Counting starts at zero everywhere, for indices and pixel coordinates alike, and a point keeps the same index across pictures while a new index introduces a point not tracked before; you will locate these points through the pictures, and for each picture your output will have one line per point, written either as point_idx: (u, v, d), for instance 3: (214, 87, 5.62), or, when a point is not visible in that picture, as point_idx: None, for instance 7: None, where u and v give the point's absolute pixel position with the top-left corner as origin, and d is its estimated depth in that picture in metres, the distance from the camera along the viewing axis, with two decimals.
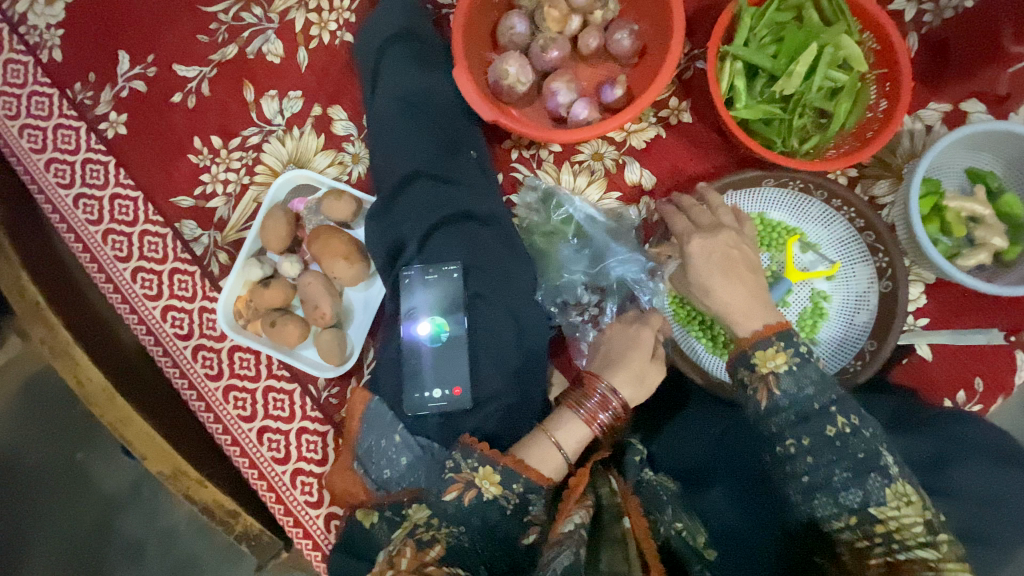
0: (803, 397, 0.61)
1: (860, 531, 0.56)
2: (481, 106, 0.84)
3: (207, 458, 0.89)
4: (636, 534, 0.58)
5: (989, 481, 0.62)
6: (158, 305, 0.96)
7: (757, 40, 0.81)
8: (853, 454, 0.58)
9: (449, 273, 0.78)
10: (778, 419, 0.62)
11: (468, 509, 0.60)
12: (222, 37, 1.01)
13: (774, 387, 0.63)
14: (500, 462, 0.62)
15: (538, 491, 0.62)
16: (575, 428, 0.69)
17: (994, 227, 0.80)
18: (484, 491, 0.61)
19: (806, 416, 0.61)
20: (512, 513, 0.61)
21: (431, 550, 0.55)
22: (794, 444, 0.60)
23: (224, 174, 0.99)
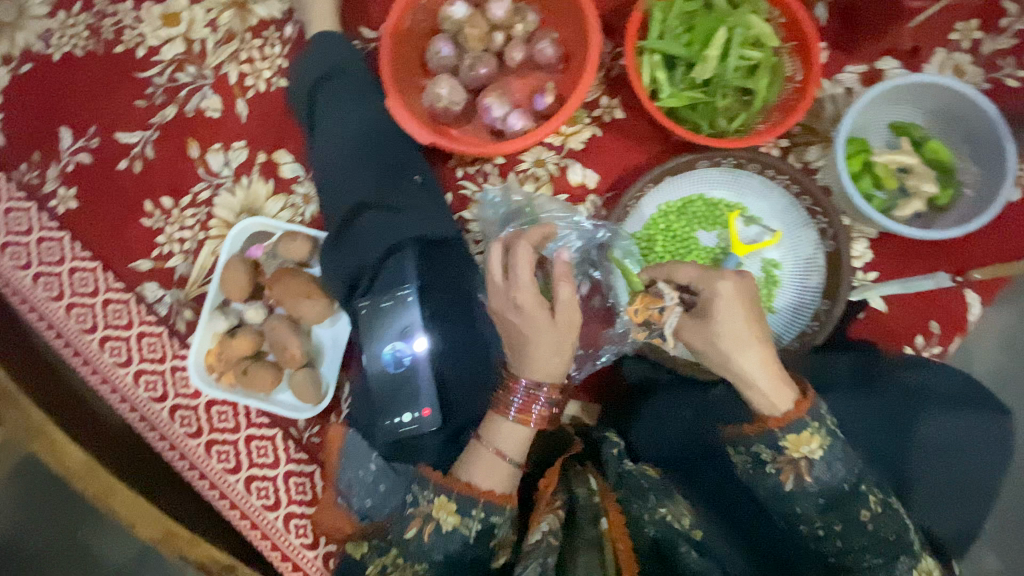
0: (835, 480, 0.59)
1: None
2: (418, 131, 0.86)
3: (198, 517, 0.88)
4: (612, 535, 0.65)
5: (948, 432, 0.67)
6: (130, 371, 0.97)
7: (671, 31, 0.84)
8: (886, 538, 0.58)
9: (404, 297, 0.80)
10: (802, 504, 0.60)
11: (429, 544, 0.64)
12: (160, 100, 1.02)
13: (804, 474, 0.60)
14: (454, 490, 0.66)
15: (500, 512, 0.66)
16: (514, 430, 0.71)
17: (925, 175, 0.83)
18: (442, 522, 0.64)
19: (834, 502, 0.60)
20: (475, 540, 0.64)
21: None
22: (823, 529, 0.60)
23: (179, 233, 1.00)
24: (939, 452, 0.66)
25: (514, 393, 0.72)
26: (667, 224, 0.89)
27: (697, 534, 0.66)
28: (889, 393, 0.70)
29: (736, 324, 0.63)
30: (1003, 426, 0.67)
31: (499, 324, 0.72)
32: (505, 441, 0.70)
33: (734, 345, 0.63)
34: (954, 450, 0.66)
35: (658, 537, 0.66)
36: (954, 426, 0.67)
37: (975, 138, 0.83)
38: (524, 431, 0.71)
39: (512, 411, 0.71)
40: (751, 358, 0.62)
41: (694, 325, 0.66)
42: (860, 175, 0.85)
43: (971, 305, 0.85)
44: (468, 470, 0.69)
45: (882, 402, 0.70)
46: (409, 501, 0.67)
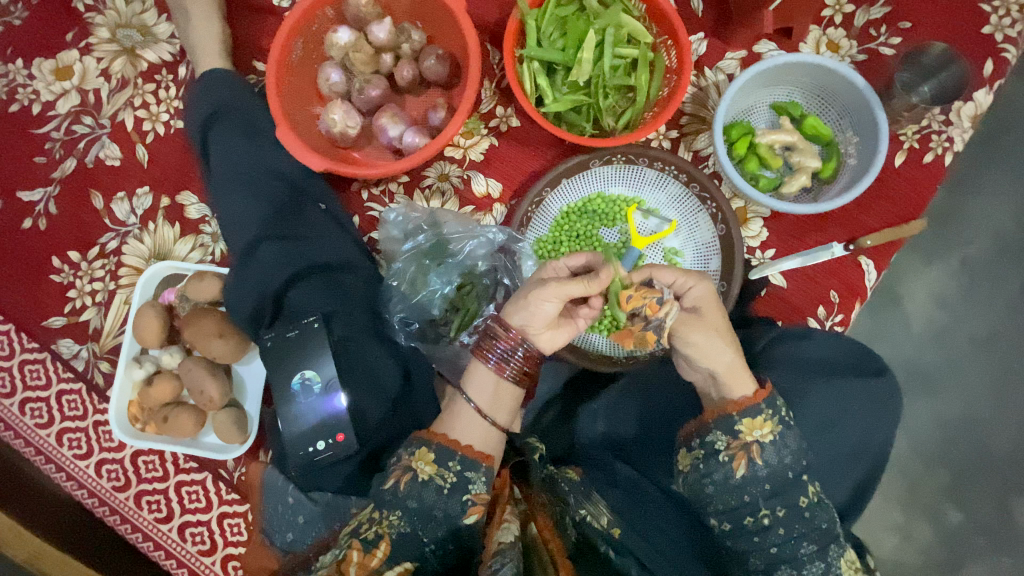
0: (781, 466, 0.63)
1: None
2: (311, 159, 0.86)
3: (132, 571, 0.87)
4: (545, 535, 0.64)
5: (830, 402, 0.67)
6: (51, 431, 0.95)
7: (547, 38, 0.86)
8: (819, 525, 0.62)
9: (309, 325, 0.77)
10: (754, 489, 0.62)
11: (404, 493, 0.60)
12: (58, 153, 1.01)
13: (754, 456, 0.63)
14: (434, 441, 0.63)
15: (476, 467, 0.62)
16: (490, 382, 0.68)
17: (806, 150, 0.86)
18: (419, 472, 0.61)
19: (779, 488, 0.62)
20: (450, 493, 0.60)
21: (379, 549, 0.58)
22: (768, 515, 0.62)
23: (90, 285, 0.99)
24: (831, 428, 0.66)
25: (492, 343, 0.68)
26: (570, 225, 0.91)
27: (614, 531, 0.68)
28: (782, 369, 0.70)
29: (721, 323, 0.67)
30: (892, 387, 0.68)
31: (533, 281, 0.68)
32: (480, 393, 0.67)
33: (720, 340, 0.67)
34: (848, 424, 0.66)
35: (577, 538, 0.68)
36: (845, 399, 0.67)
37: (850, 110, 0.86)
38: (497, 383, 0.68)
39: (488, 359, 0.68)
40: (726, 354, 0.66)
41: (692, 319, 0.67)
42: (745, 158, 0.87)
43: (868, 271, 0.87)
44: (447, 426, 0.66)
45: (775, 380, 0.68)
46: (392, 458, 0.64)
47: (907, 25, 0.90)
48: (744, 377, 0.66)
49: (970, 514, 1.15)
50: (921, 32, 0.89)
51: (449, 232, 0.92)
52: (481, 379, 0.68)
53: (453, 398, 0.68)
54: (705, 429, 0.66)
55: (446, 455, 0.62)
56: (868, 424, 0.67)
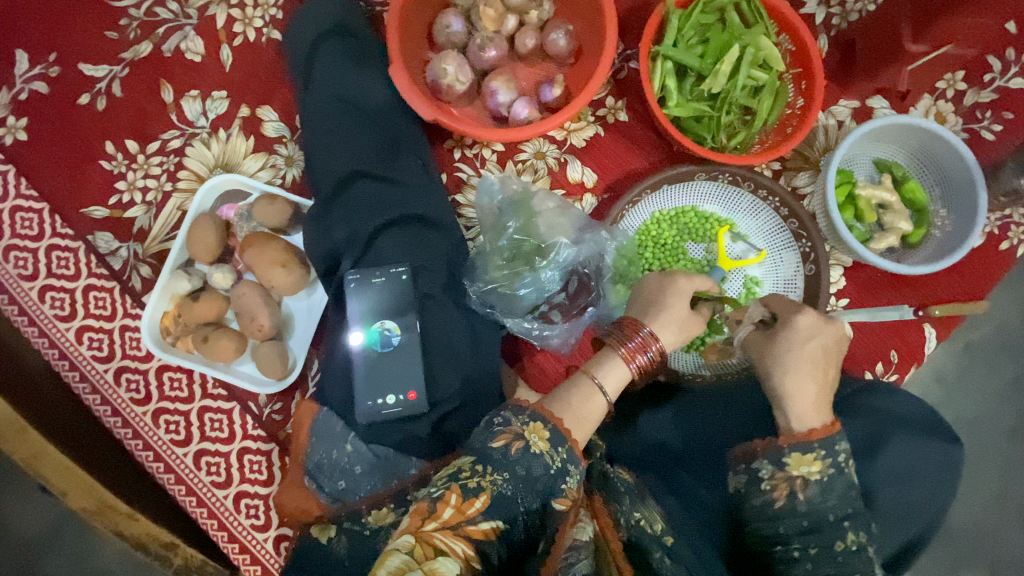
0: (823, 507, 0.61)
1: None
2: (420, 105, 0.82)
3: (137, 488, 0.82)
4: (606, 536, 0.61)
5: (911, 458, 0.69)
6: (72, 327, 0.88)
7: (685, 40, 0.85)
8: (850, 573, 0.58)
9: (397, 274, 0.76)
10: (786, 523, 0.62)
11: (514, 458, 0.57)
12: (134, 34, 0.94)
13: (797, 491, 0.62)
14: (551, 422, 0.61)
15: (576, 463, 0.60)
16: (618, 376, 0.70)
17: (901, 212, 0.88)
18: (531, 444, 0.58)
19: (818, 526, 0.61)
20: (554, 474, 0.58)
21: (477, 500, 0.54)
22: (799, 550, 0.60)
23: (142, 181, 0.92)
24: (903, 479, 0.68)
25: (632, 339, 0.71)
26: (658, 232, 0.90)
27: (668, 539, 0.64)
28: (861, 417, 0.72)
29: (799, 354, 0.68)
30: (959, 460, 0.70)
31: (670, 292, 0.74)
32: (609, 382, 0.69)
33: (793, 369, 0.67)
34: (918, 481, 0.68)
35: (631, 539, 0.63)
36: (919, 456, 0.69)
37: (948, 183, 0.88)
38: (624, 375, 0.70)
39: (625, 352, 0.70)
40: (805, 386, 0.66)
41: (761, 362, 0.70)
42: (843, 206, 0.89)
43: (930, 338, 0.90)
44: (569, 405, 0.65)
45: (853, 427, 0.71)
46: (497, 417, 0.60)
47: (1011, 116, 0.93)
48: (814, 408, 0.65)
49: None
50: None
51: (542, 209, 0.89)
52: (610, 373, 0.70)
53: (580, 377, 0.69)
54: (752, 455, 0.66)
55: (558, 440, 0.60)
56: (937, 489, 0.68)
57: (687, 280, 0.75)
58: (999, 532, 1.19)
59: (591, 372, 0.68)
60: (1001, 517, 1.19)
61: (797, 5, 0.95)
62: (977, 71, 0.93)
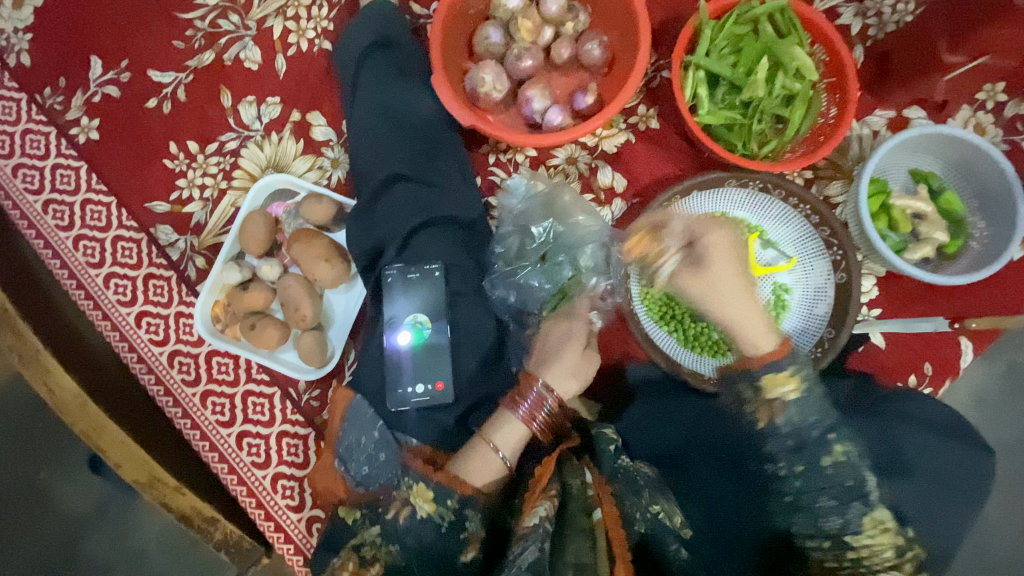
0: (805, 425, 0.61)
1: (832, 554, 0.59)
2: (458, 111, 0.86)
3: (184, 464, 0.88)
4: (606, 525, 0.62)
5: (939, 460, 0.69)
6: (133, 311, 0.96)
7: (717, 51, 0.87)
8: (842, 483, 0.59)
9: (430, 272, 0.80)
10: (775, 444, 0.62)
11: (403, 529, 0.64)
12: (198, 44, 1.02)
13: (775, 415, 0.62)
14: (433, 479, 0.66)
15: (473, 505, 0.66)
16: (516, 433, 0.72)
17: (936, 223, 0.88)
18: (417, 508, 0.65)
19: (802, 445, 0.61)
20: (447, 530, 0.64)
21: (371, 569, 0.62)
22: (785, 466, 0.61)
23: (201, 179, 0.99)
24: (937, 483, 0.67)
25: (524, 396, 0.74)
26: None
27: (687, 533, 0.67)
28: (887, 418, 0.72)
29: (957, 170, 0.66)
30: (989, 466, 0.70)
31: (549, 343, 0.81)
32: (505, 439, 0.72)
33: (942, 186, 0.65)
34: (951, 487, 0.67)
35: (647, 535, 0.66)
36: (947, 461, 0.69)
37: (986, 195, 0.87)
38: (523, 433, 0.73)
39: (523, 413, 0.73)
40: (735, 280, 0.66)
41: (692, 273, 0.67)
42: (876, 215, 0.89)
43: (966, 352, 0.88)
44: (465, 465, 0.70)
45: (879, 427, 0.71)
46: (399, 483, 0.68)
47: None
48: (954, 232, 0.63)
49: None
50: None
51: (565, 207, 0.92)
52: (507, 431, 0.73)
53: (476, 439, 0.72)
54: None
55: (444, 495, 0.65)
56: (969, 491, 0.67)
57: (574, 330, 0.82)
58: None
59: (484, 437, 0.71)
60: None
61: (832, 16, 0.96)
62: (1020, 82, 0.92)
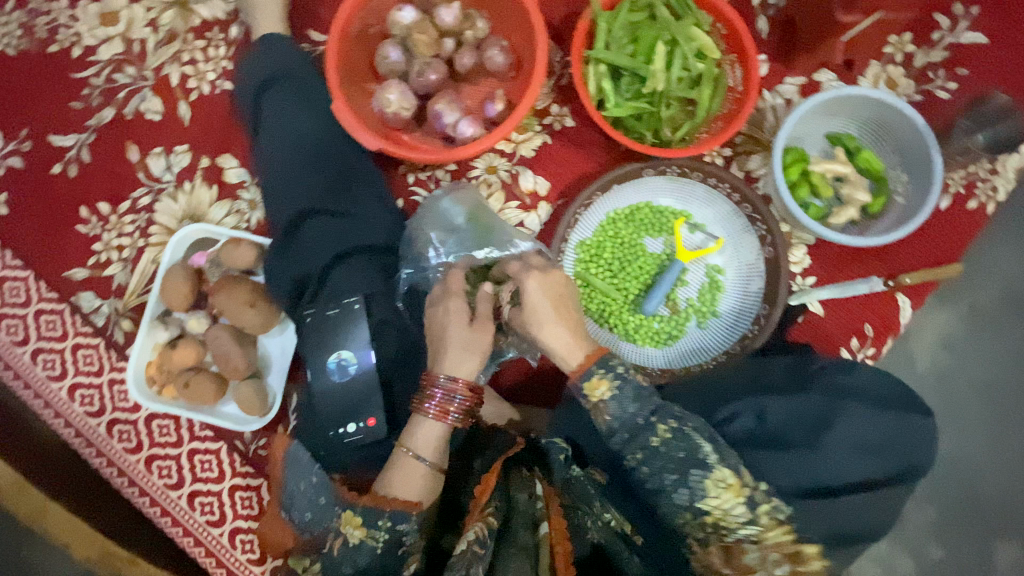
0: (629, 418, 0.65)
1: (698, 525, 0.62)
2: (364, 137, 0.84)
3: (135, 534, 0.85)
4: (552, 539, 0.62)
5: (876, 431, 0.67)
6: (64, 385, 0.93)
7: (616, 42, 0.86)
8: (676, 454, 0.62)
9: (350, 306, 0.78)
10: (618, 439, 0.66)
11: (339, 557, 0.67)
12: (97, 101, 0.99)
13: (605, 414, 0.66)
14: (360, 504, 0.68)
15: (407, 519, 0.67)
16: (434, 431, 0.71)
17: (857, 183, 0.87)
18: (349, 536, 0.67)
19: (634, 432, 0.65)
20: (383, 551, 0.66)
21: None
22: (632, 458, 0.65)
23: (117, 239, 0.96)
24: (874, 453, 0.65)
25: (431, 395, 0.71)
26: (616, 230, 0.90)
27: (638, 538, 0.67)
28: (819, 394, 0.70)
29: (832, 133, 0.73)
30: (925, 429, 0.68)
31: (436, 326, 0.73)
32: (422, 442, 0.70)
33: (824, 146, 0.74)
34: (887, 455, 0.66)
35: (602, 543, 0.66)
36: (884, 430, 0.67)
37: (904, 149, 0.87)
38: (439, 430, 0.71)
39: (433, 411, 0.71)
40: (557, 330, 0.70)
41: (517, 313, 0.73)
42: (797, 184, 0.87)
43: (904, 308, 0.89)
44: (391, 481, 0.69)
45: (810, 404, 0.69)
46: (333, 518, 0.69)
47: (965, 72, 0.91)
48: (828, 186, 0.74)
49: (953, 555, 1.13)
50: (977, 80, 0.90)
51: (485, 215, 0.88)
52: (423, 431, 0.71)
53: (399, 455, 0.71)
54: None
55: (372, 518, 0.67)
56: (904, 459, 0.66)
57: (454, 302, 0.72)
58: None
59: (401, 447, 0.70)
60: None
61: None
62: (923, 31, 0.92)
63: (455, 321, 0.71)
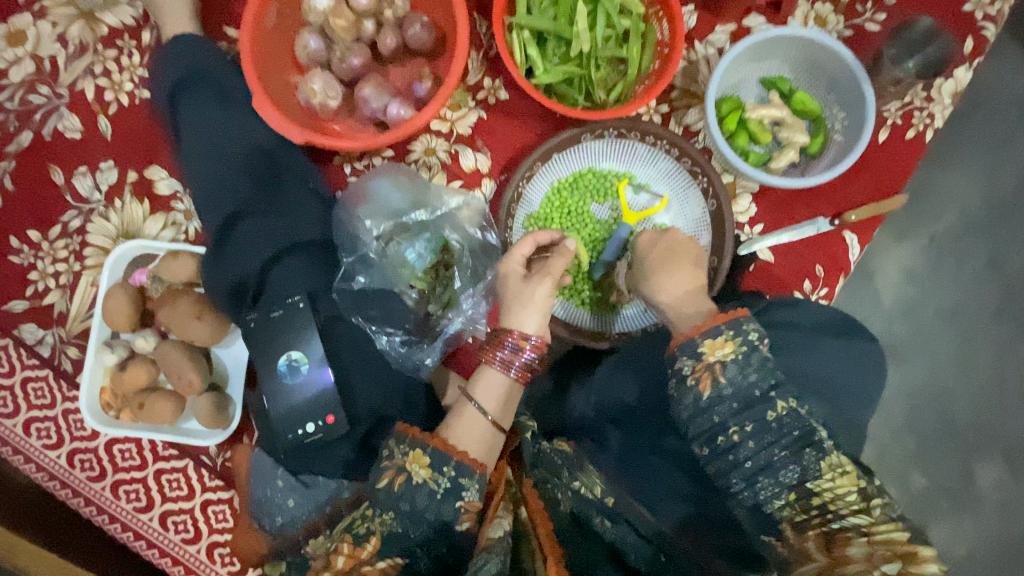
0: (746, 384, 0.58)
1: (799, 507, 0.55)
2: (290, 131, 0.81)
3: (109, 561, 0.84)
4: (534, 522, 0.62)
5: (829, 367, 0.68)
6: (18, 422, 0.90)
7: (537, 6, 0.84)
8: (790, 433, 0.57)
9: (294, 305, 0.75)
10: (720, 409, 0.59)
11: (398, 496, 0.62)
12: (12, 125, 0.94)
13: (718, 377, 0.59)
14: (430, 444, 0.64)
15: (471, 475, 0.64)
16: (497, 382, 0.72)
17: (795, 125, 0.86)
18: (413, 475, 0.63)
19: (748, 402, 0.58)
20: (443, 498, 0.62)
21: (369, 543, 0.60)
22: (737, 432, 0.58)
23: (53, 266, 0.93)
24: (826, 386, 0.67)
25: (503, 345, 0.72)
26: (561, 199, 0.89)
27: (609, 501, 0.66)
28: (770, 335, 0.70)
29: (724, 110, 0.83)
30: (876, 354, 0.70)
31: (504, 285, 0.76)
32: (486, 395, 0.71)
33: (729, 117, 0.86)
34: (839, 386, 0.67)
35: (572, 512, 0.66)
36: (831, 361, 0.68)
37: (838, 86, 0.87)
38: (504, 382, 0.72)
39: (499, 361, 0.72)
40: (684, 273, 0.71)
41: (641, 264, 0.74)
42: (736, 133, 0.87)
43: (853, 245, 0.89)
44: (451, 429, 0.68)
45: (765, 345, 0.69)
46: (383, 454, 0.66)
47: (893, 1, 0.90)
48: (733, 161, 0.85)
49: (932, 479, 1.15)
50: (906, 7, 0.90)
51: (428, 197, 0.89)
52: (487, 384, 0.72)
53: (459, 403, 0.71)
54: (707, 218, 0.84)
55: (442, 461, 0.63)
56: (858, 389, 0.68)
57: (507, 261, 0.77)
58: (998, 418, 1.14)
59: (469, 394, 0.69)
60: (998, 404, 1.14)
61: None
62: None
63: (542, 283, 0.73)
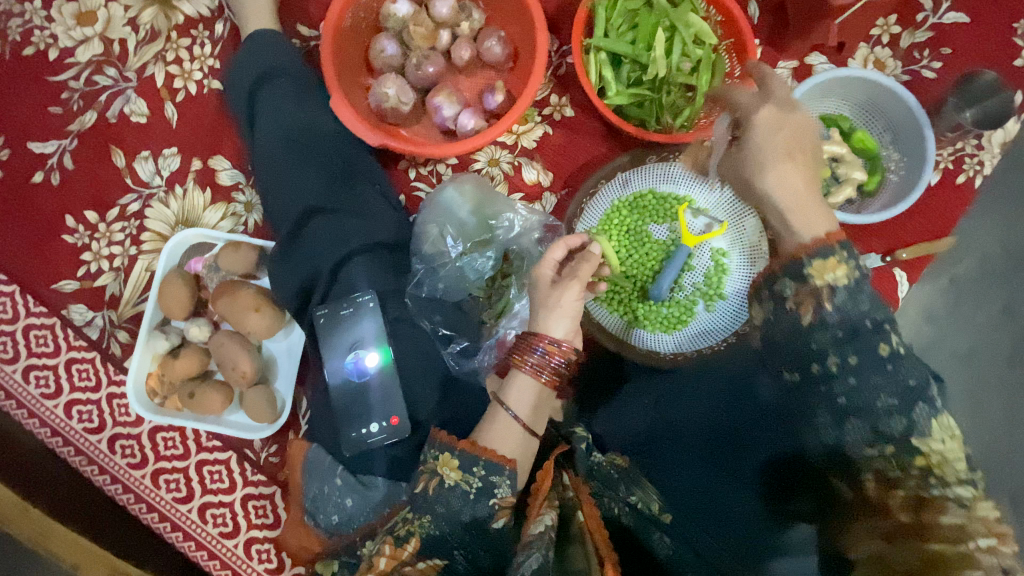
0: (857, 313, 0.56)
1: (895, 462, 0.55)
2: (366, 133, 0.83)
3: (148, 550, 0.83)
4: (589, 526, 0.60)
5: None
6: (60, 403, 0.89)
7: (615, 29, 0.86)
8: (906, 381, 0.55)
9: (363, 304, 0.78)
10: (823, 334, 0.57)
11: (433, 499, 0.62)
12: (77, 105, 0.94)
13: (825, 301, 0.57)
14: (458, 447, 0.63)
15: (501, 472, 0.62)
16: (529, 388, 0.68)
17: (853, 162, 0.88)
18: (445, 477, 0.63)
19: (856, 330, 0.57)
20: (476, 498, 0.61)
21: (409, 544, 0.60)
22: (838, 362, 0.57)
23: (108, 249, 0.93)
24: None
25: (531, 351, 0.68)
26: (621, 219, 0.89)
27: (665, 517, 0.68)
28: None
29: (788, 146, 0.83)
30: None
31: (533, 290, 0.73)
32: (518, 401, 0.67)
33: None
34: None
35: (630, 525, 0.66)
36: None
37: (896, 127, 0.90)
38: (535, 388, 0.68)
39: (528, 368, 0.68)
40: (785, 171, 0.63)
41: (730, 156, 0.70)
42: None
43: (901, 282, 0.92)
44: (484, 434, 0.66)
45: None
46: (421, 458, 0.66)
47: (949, 51, 0.94)
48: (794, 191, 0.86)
49: None
50: (961, 59, 0.94)
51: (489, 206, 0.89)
52: (519, 388, 0.68)
53: (491, 408, 0.68)
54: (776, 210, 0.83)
55: (471, 463, 0.62)
56: None
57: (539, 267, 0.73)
58: (1006, 460, 1.14)
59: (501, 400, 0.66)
60: (1009, 447, 1.14)
61: None
62: (908, 13, 0.94)
63: (568, 286, 0.70)
